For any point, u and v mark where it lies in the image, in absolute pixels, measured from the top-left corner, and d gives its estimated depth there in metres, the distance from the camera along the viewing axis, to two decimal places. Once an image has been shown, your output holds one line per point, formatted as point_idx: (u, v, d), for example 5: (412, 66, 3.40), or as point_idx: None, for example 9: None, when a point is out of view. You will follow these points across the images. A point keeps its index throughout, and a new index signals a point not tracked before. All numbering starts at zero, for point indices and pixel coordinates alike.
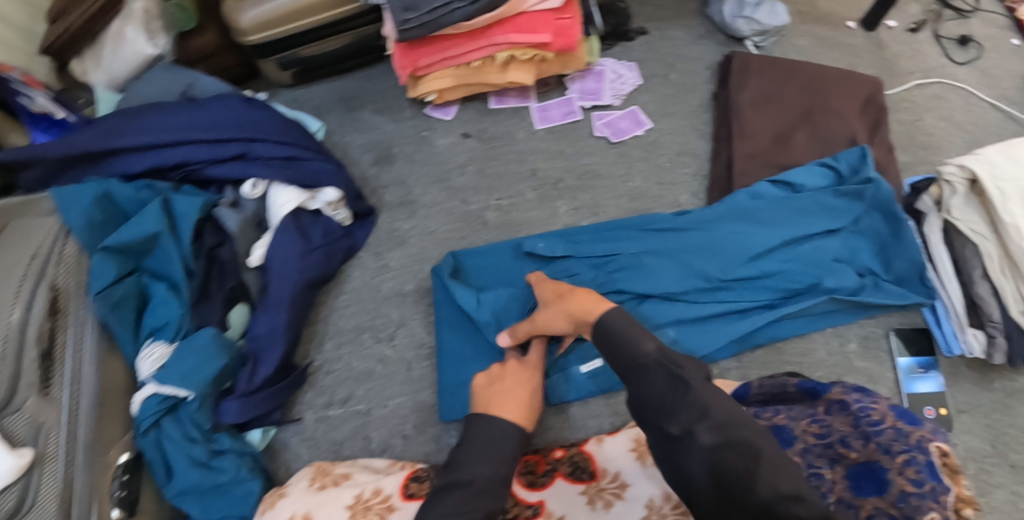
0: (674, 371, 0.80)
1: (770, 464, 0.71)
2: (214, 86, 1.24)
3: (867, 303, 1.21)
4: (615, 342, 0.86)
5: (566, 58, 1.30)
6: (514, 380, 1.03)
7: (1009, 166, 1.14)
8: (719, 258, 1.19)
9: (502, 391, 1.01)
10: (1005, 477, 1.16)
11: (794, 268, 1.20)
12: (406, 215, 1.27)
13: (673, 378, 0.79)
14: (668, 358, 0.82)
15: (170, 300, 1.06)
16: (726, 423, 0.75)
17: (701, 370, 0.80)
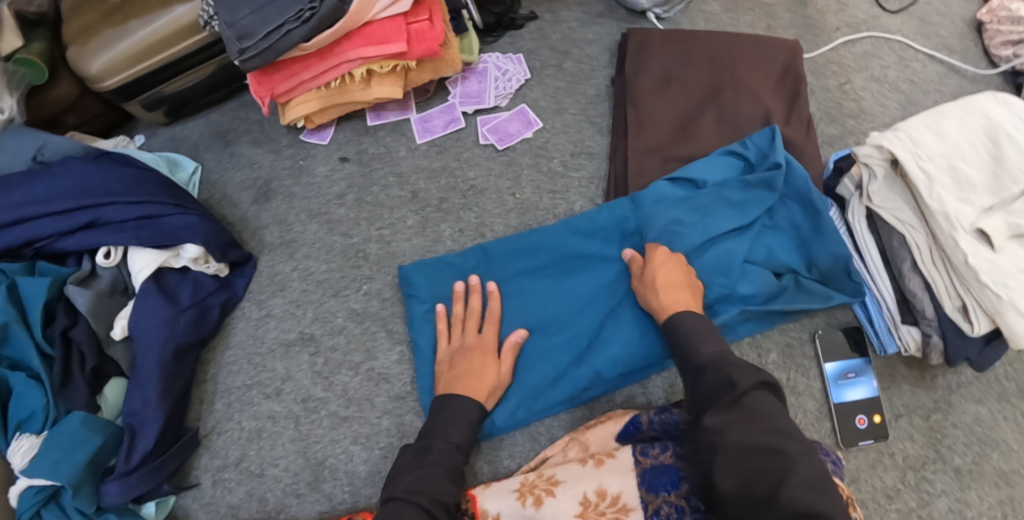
0: (726, 373, 0.87)
1: (807, 479, 0.75)
2: (66, 145, 1.14)
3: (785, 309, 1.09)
4: (680, 341, 0.96)
5: (438, 64, 1.20)
6: (477, 359, 1.04)
7: (930, 143, 1.00)
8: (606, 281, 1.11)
9: (467, 370, 1.03)
10: (948, 483, 1.06)
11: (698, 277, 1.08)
12: (286, 257, 1.22)
13: (725, 381, 0.86)
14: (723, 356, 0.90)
15: (31, 391, 1.03)
16: (767, 429, 0.80)
17: (749, 375, 0.85)
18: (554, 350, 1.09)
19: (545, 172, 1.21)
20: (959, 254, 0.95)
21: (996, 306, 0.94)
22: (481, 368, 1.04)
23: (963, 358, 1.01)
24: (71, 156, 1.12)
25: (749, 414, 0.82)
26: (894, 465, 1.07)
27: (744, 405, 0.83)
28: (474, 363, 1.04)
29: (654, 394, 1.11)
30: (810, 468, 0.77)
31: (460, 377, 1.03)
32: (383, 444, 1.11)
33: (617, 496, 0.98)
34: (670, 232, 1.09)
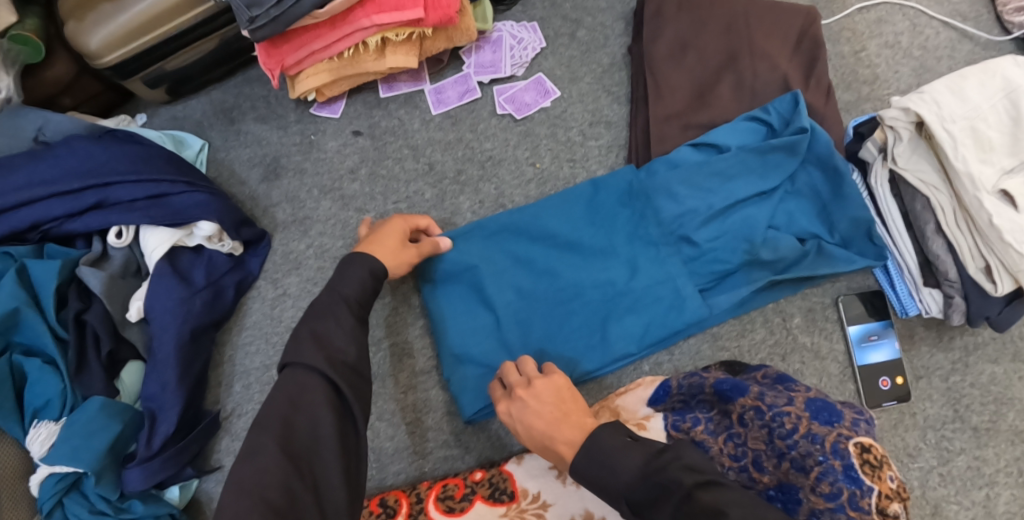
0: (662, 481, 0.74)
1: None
2: (67, 123, 1.10)
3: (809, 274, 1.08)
4: (602, 477, 0.78)
5: (450, 33, 1.17)
6: (393, 235, 1.01)
7: (955, 105, 1.00)
8: (633, 249, 1.10)
9: (382, 238, 1.00)
10: (967, 442, 1.09)
11: (721, 242, 1.08)
12: (300, 234, 1.19)
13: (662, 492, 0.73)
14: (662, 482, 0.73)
15: (47, 377, 1.00)
16: None
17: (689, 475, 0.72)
18: (586, 320, 1.08)
19: (563, 141, 1.20)
20: (983, 215, 0.96)
21: (1019, 266, 0.95)
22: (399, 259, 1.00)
23: (983, 317, 1.03)
24: (74, 135, 1.08)
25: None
26: (914, 425, 1.09)
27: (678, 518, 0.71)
28: (392, 239, 1.01)
29: (679, 361, 1.11)
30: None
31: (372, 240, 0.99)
32: (409, 420, 1.10)
33: None
34: (693, 198, 1.09)
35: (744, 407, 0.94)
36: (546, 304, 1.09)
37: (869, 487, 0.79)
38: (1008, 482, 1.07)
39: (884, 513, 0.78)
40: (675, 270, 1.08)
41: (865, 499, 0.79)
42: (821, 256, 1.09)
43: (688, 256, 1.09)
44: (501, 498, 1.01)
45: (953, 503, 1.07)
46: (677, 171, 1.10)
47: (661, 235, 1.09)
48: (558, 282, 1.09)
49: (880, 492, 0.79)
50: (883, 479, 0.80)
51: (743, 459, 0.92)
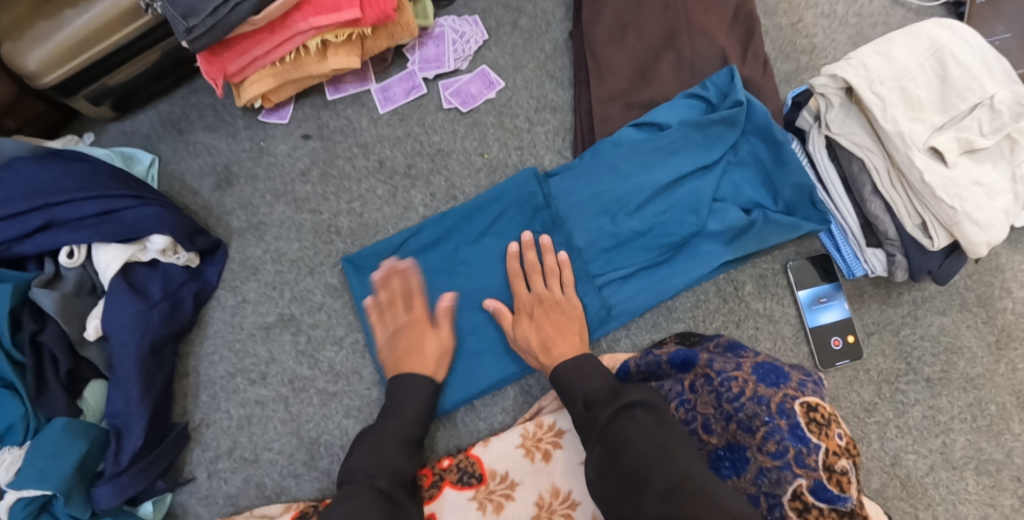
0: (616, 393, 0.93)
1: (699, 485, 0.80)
2: (9, 145, 1.08)
3: (756, 240, 1.12)
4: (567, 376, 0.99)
5: (392, 29, 1.17)
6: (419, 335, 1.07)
7: (882, 67, 1.03)
8: (579, 230, 1.11)
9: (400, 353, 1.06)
10: (921, 393, 1.13)
11: (667, 218, 1.10)
12: (256, 240, 1.19)
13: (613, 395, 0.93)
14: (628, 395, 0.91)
15: (7, 402, 1.00)
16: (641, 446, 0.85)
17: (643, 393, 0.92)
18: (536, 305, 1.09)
19: (510, 129, 1.21)
20: (915, 173, 1.00)
21: (953, 219, 0.99)
22: (561, 321, 1.06)
23: (925, 272, 1.06)
24: (18, 157, 1.08)
25: (609, 450, 0.87)
26: (868, 380, 1.13)
27: (619, 418, 0.89)
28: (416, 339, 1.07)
29: (637, 336, 1.14)
30: (700, 480, 0.81)
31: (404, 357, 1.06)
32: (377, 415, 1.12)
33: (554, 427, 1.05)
34: (604, 192, 1.11)
35: (696, 374, 0.98)
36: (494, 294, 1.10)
37: (815, 445, 0.85)
38: (963, 428, 1.11)
39: (831, 468, 0.84)
40: (582, 270, 1.11)
41: (811, 457, 0.85)
42: (769, 224, 1.11)
43: (597, 250, 1.11)
44: (469, 482, 1.03)
45: (910, 452, 1.11)
46: (599, 163, 1.12)
47: (571, 233, 1.11)
48: (474, 286, 1.11)
49: (826, 449, 0.85)
50: (831, 437, 0.86)
51: (693, 423, 0.96)
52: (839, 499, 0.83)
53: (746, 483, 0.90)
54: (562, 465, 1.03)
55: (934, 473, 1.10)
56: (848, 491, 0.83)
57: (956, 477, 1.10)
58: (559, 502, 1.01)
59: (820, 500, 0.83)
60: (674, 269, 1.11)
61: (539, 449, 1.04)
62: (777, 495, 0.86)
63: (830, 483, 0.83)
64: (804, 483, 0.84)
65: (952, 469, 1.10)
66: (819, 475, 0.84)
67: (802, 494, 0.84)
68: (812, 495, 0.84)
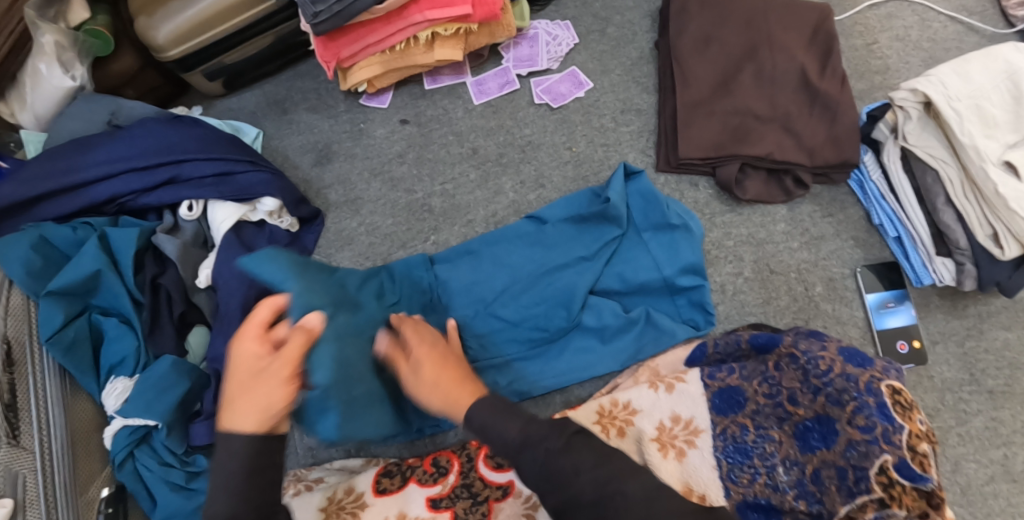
0: (550, 423, 0.82)
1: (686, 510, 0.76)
2: (140, 110, 1.19)
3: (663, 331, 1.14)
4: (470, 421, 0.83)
5: (494, 28, 1.27)
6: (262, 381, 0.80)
7: (960, 85, 1.09)
8: (509, 305, 1.14)
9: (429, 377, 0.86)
10: (982, 404, 1.15)
11: (547, 307, 1.13)
12: (351, 213, 1.28)
13: (540, 430, 0.81)
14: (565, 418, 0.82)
15: (124, 336, 1.08)
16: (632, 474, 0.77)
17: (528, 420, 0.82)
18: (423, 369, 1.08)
19: (596, 127, 1.29)
20: (989, 185, 1.05)
21: None
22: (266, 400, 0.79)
23: (994, 282, 1.10)
24: (149, 118, 1.17)
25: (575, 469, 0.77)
26: (931, 387, 1.16)
27: (568, 453, 0.79)
28: (258, 377, 0.80)
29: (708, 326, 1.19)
30: (682, 503, 0.76)
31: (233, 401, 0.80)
32: None
33: (689, 420, 1.05)
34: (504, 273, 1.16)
35: (780, 354, 1.02)
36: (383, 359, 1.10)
37: (900, 425, 0.88)
38: None
39: (915, 450, 0.86)
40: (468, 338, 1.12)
41: (897, 436, 0.87)
42: (650, 325, 1.14)
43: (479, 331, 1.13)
44: None
45: (971, 461, 1.13)
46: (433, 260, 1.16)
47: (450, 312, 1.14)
48: None
49: (910, 431, 0.88)
50: (914, 421, 0.89)
51: (777, 396, 1.01)
52: (921, 478, 0.84)
53: (835, 455, 0.92)
54: (635, 441, 1.05)
55: (994, 483, 1.12)
56: (930, 473, 0.85)
57: (1018, 490, 1.11)
58: None
59: (903, 477, 0.85)
60: (559, 358, 1.14)
61: (672, 446, 1.04)
62: (864, 467, 0.88)
63: (913, 463, 0.85)
64: (890, 459, 0.86)
65: (1014, 482, 1.12)
66: (903, 453, 0.86)
67: (887, 469, 0.86)
68: (896, 471, 0.86)
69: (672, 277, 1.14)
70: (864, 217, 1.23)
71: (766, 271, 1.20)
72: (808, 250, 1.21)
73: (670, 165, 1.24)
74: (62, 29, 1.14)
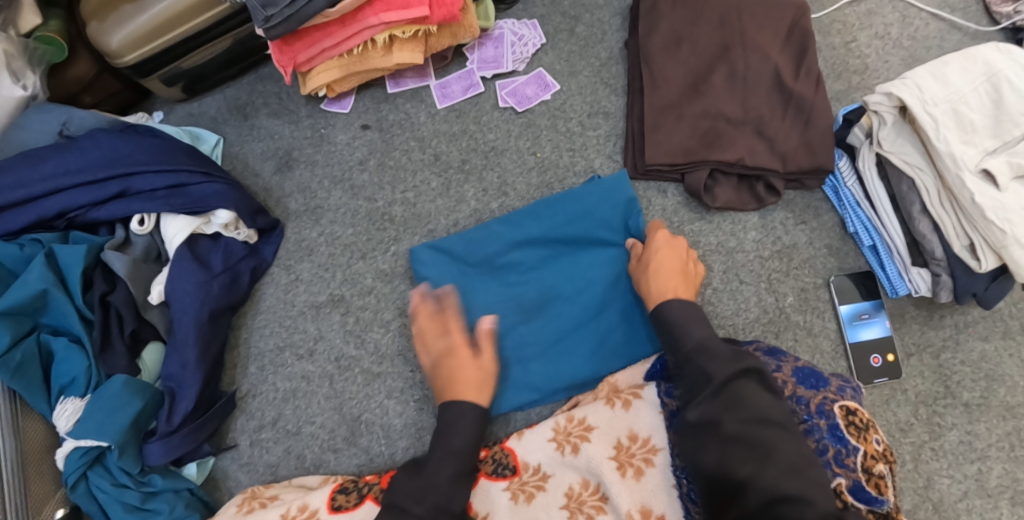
0: (713, 361, 0.90)
1: (787, 462, 0.82)
2: (92, 118, 1.15)
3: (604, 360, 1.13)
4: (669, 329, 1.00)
5: (455, 30, 1.23)
6: (466, 361, 1.06)
7: (936, 89, 1.04)
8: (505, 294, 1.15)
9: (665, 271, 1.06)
10: (958, 417, 1.12)
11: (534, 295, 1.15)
12: (312, 222, 1.24)
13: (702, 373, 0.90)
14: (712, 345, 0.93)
15: (73, 355, 1.05)
16: (752, 420, 0.85)
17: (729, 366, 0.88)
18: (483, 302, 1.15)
19: (563, 132, 1.25)
20: (965, 194, 1.00)
21: (1002, 242, 0.99)
22: (462, 368, 1.05)
23: (971, 294, 1.06)
24: (97, 129, 1.14)
25: (728, 404, 0.86)
26: (906, 400, 1.12)
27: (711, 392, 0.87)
28: (462, 365, 1.06)
29: None
30: (788, 451, 0.83)
31: (454, 386, 1.04)
32: (418, 397, 1.16)
33: (647, 438, 1.03)
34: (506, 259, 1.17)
35: None
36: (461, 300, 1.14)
37: (853, 447, 0.95)
38: (999, 456, 1.11)
39: (869, 470, 0.94)
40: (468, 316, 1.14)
41: (849, 458, 0.95)
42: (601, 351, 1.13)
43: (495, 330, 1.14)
44: (503, 473, 1.06)
45: (944, 476, 1.10)
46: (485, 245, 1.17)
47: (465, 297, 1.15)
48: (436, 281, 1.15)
49: (864, 453, 0.95)
50: (869, 442, 0.96)
51: None
52: (877, 501, 0.93)
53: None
54: (546, 508, 1.03)
55: (968, 499, 1.10)
56: (886, 495, 0.93)
57: (991, 506, 1.09)
58: (589, 493, 1.03)
59: (859, 500, 0.93)
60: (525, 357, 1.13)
61: (582, 511, 1.02)
62: None
63: (868, 486, 0.93)
64: (844, 481, 0.93)
65: (987, 497, 1.09)
66: (857, 476, 0.94)
67: (843, 492, 0.93)
68: (851, 494, 0.93)
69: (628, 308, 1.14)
70: (838, 224, 1.19)
71: (735, 280, 1.17)
72: (779, 259, 1.17)
73: (638, 172, 1.20)
74: (9, 37, 1.10)
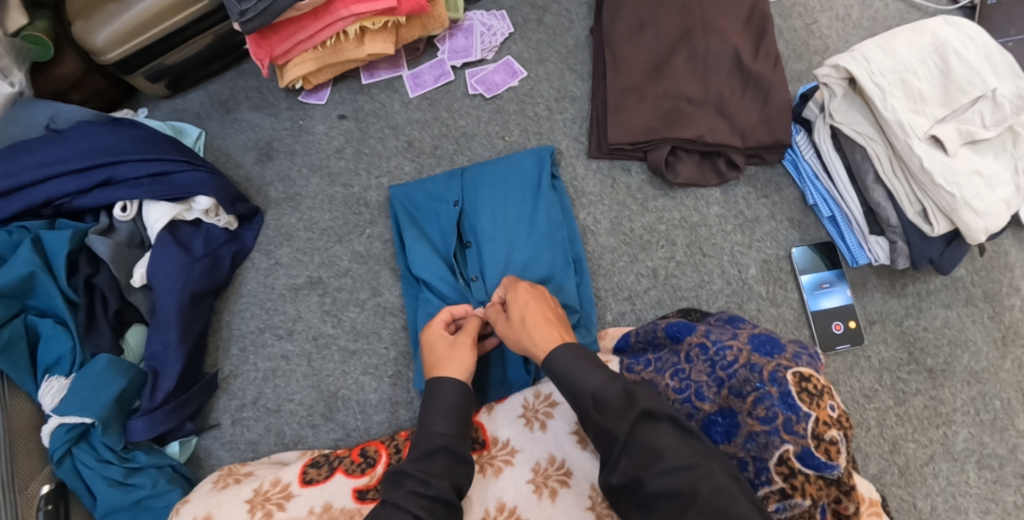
0: (605, 410, 0.83)
1: (709, 507, 0.76)
2: (78, 114, 1.20)
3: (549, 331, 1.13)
4: (567, 381, 0.87)
5: (425, 21, 1.28)
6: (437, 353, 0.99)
7: (884, 60, 1.06)
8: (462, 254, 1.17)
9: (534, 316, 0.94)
10: (922, 383, 1.14)
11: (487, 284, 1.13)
12: (290, 209, 1.29)
13: (604, 431, 0.83)
14: (611, 388, 0.84)
15: (59, 335, 1.10)
16: (670, 472, 0.79)
17: (628, 415, 0.82)
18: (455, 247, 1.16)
19: (530, 116, 1.29)
20: (914, 160, 1.02)
21: (951, 206, 1.01)
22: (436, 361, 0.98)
23: (927, 260, 1.09)
24: (83, 122, 1.17)
25: (641, 463, 0.80)
26: (870, 367, 1.15)
27: (629, 448, 0.81)
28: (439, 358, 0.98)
29: (643, 311, 1.18)
30: (711, 493, 0.77)
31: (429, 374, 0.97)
32: (393, 372, 1.19)
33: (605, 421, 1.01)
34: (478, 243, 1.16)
35: (689, 345, 0.96)
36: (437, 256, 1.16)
37: (805, 414, 0.81)
38: (964, 421, 1.12)
39: (820, 438, 0.81)
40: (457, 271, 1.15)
41: (801, 424, 0.82)
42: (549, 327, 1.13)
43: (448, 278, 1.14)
44: (473, 446, 1.02)
45: (909, 441, 1.11)
46: (441, 211, 1.19)
47: (436, 240, 1.18)
48: (425, 224, 1.19)
49: (817, 418, 0.82)
50: (822, 408, 0.82)
51: (686, 391, 0.93)
52: (826, 467, 0.80)
53: (735, 448, 0.87)
54: (510, 482, 0.97)
55: (934, 463, 1.10)
56: (837, 460, 0.80)
57: (957, 470, 1.10)
58: (556, 468, 0.98)
59: (806, 467, 0.81)
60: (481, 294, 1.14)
61: (547, 486, 0.96)
62: (763, 459, 0.83)
63: (817, 451, 0.80)
64: (791, 449, 0.81)
65: (953, 461, 1.10)
66: (806, 442, 0.81)
67: (789, 460, 0.81)
68: (798, 461, 0.81)
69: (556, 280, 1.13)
70: (800, 198, 1.23)
71: (699, 253, 1.20)
72: (742, 232, 1.21)
73: (602, 151, 1.24)
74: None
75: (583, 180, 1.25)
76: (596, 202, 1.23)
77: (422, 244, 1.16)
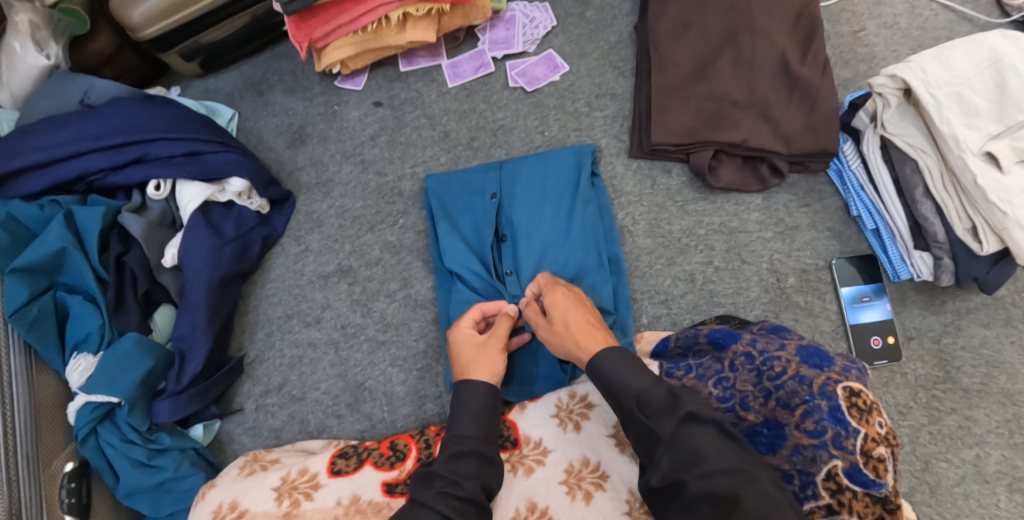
0: (649, 411, 0.82)
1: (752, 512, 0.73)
2: (112, 88, 1.17)
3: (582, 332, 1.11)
4: (608, 383, 0.87)
5: (467, 10, 1.26)
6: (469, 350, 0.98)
7: (940, 71, 1.04)
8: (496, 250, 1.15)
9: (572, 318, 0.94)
10: (957, 402, 1.12)
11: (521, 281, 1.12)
12: (322, 195, 1.28)
13: (646, 431, 0.81)
14: (655, 389, 0.84)
15: (87, 313, 1.08)
16: (715, 474, 0.76)
17: (672, 417, 0.80)
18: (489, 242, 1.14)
19: (570, 112, 1.27)
20: (968, 175, 1.00)
21: (1002, 224, 0.98)
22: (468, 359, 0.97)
23: (971, 277, 1.07)
24: (119, 97, 1.15)
25: (682, 463, 0.78)
26: (904, 383, 1.13)
27: (670, 447, 0.79)
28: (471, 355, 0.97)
29: (677, 315, 1.17)
30: (756, 498, 0.73)
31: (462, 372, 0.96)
32: (421, 365, 1.18)
33: None
34: (513, 240, 1.15)
35: (735, 353, 0.95)
36: (470, 251, 1.14)
37: (854, 429, 0.80)
38: (998, 443, 1.10)
39: (869, 455, 0.79)
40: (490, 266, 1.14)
41: (850, 440, 0.80)
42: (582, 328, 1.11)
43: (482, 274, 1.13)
44: (505, 445, 1.02)
45: (941, 460, 1.10)
46: (476, 204, 1.18)
47: (470, 234, 1.16)
48: (459, 216, 1.17)
49: (866, 435, 0.80)
50: (871, 424, 0.81)
51: (730, 401, 0.92)
52: (874, 485, 0.79)
53: (780, 459, 0.86)
54: (543, 482, 0.96)
55: (965, 484, 1.09)
56: (885, 479, 0.79)
57: (989, 492, 1.08)
58: (590, 470, 0.96)
59: (854, 483, 0.80)
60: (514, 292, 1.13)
61: (581, 488, 0.95)
62: (810, 473, 0.83)
63: (866, 468, 0.79)
64: (839, 465, 0.80)
65: (985, 483, 1.08)
66: (855, 459, 0.80)
67: (836, 475, 0.81)
68: (846, 477, 0.80)
69: (591, 281, 1.11)
70: (841, 208, 1.20)
71: (736, 259, 1.18)
72: (781, 240, 1.19)
73: (643, 151, 1.22)
74: (35, 9, 1.15)
75: (621, 179, 1.23)
76: (634, 203, 1.22)
77: (456, 238, 1.15)
